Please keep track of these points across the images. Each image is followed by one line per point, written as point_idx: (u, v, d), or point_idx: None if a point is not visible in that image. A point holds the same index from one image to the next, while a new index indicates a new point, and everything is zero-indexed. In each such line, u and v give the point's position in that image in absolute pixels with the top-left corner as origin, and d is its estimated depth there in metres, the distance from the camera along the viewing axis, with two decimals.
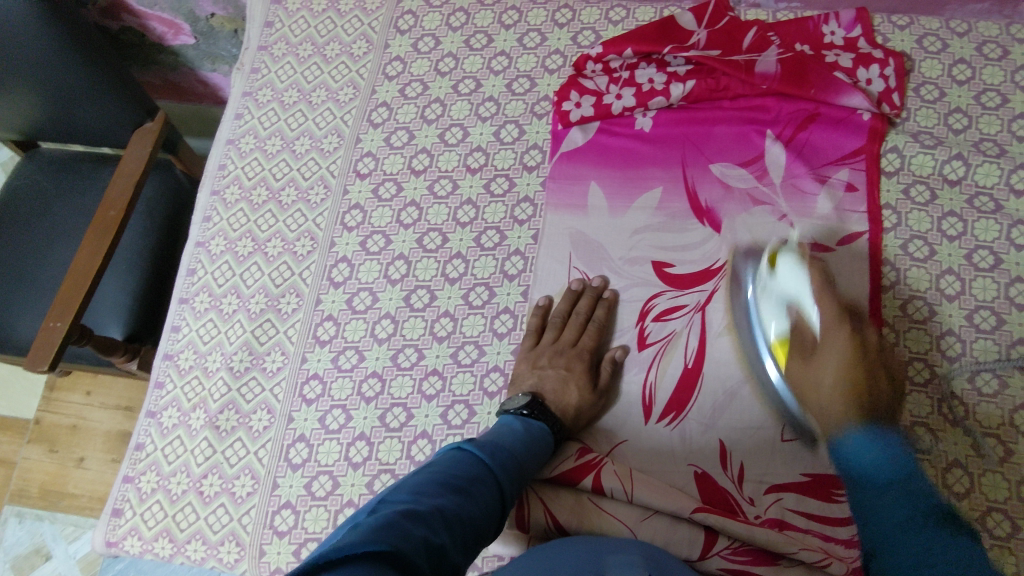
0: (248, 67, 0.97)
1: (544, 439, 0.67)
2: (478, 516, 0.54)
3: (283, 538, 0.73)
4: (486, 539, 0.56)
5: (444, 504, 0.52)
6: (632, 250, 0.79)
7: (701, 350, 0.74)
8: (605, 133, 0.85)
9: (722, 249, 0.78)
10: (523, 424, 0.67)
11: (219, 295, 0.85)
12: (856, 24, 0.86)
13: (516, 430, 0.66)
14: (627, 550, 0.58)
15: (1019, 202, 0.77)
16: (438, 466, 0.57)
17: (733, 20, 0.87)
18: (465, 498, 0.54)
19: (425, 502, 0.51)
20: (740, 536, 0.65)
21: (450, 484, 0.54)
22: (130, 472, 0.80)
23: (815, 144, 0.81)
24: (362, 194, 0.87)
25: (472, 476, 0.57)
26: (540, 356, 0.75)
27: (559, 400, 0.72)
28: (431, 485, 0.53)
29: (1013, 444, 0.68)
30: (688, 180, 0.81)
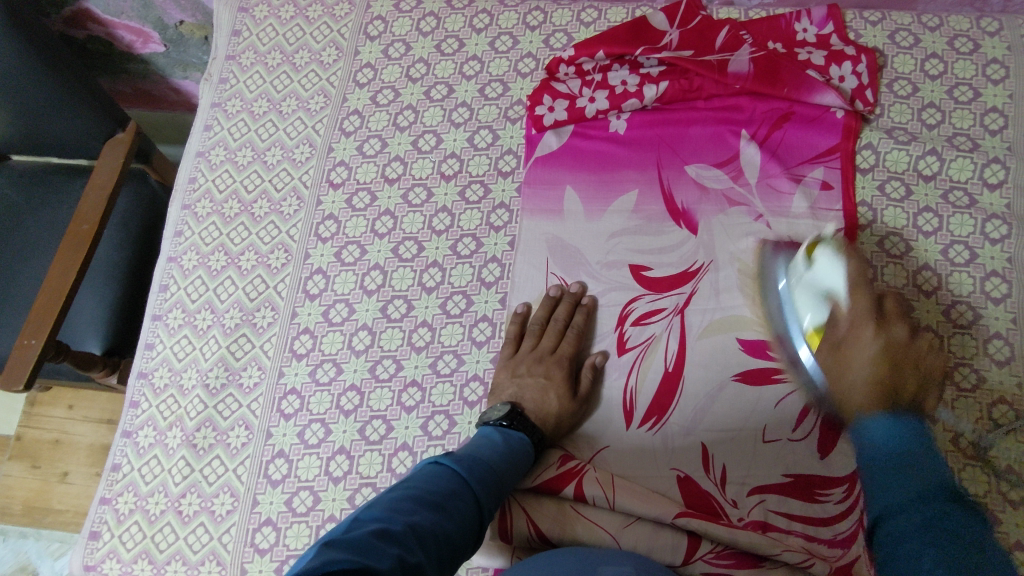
0: (216, 77, 0.95)
1: (524, 449, 0.67)
2: (456, 532, 0.54)
3: (265, 556, 0.72)
4: (465, 555, 0.55)
5: (420, 520, 0.51)
6: (609, 254, 0.79)
7: (681, 354, 0.74)
8: (579, 137, 0.84)
9: (699, 251, 0.77)
10: (503, 435, 0.67)
11: (193, 311, 0.84)
12: (828, 20, 0.85)
13: (496, 441, 0.65)
14: (611, 560, 0.58)
15: (993, 196, 0.77)
16: (415, 482, 0.56)
17: (705, 19, 0.86)
18: (442, 514, 0.54)
19: (401, 520, 0.50)
20: (724, 539, 0.65)
21: (427, 500, 0.54)
22: (106, 494, 0.78)
23: (790, 143, 0.81)
24: (336, 204, 0.86)
25: (449, 491, 0.56)
26: (520, 365, 0.75)
27: (540, 408, 0.71)
28: (407, 502, 0.53)
29: (991, 439, 0.68)
30: (664, 183, 0.81)
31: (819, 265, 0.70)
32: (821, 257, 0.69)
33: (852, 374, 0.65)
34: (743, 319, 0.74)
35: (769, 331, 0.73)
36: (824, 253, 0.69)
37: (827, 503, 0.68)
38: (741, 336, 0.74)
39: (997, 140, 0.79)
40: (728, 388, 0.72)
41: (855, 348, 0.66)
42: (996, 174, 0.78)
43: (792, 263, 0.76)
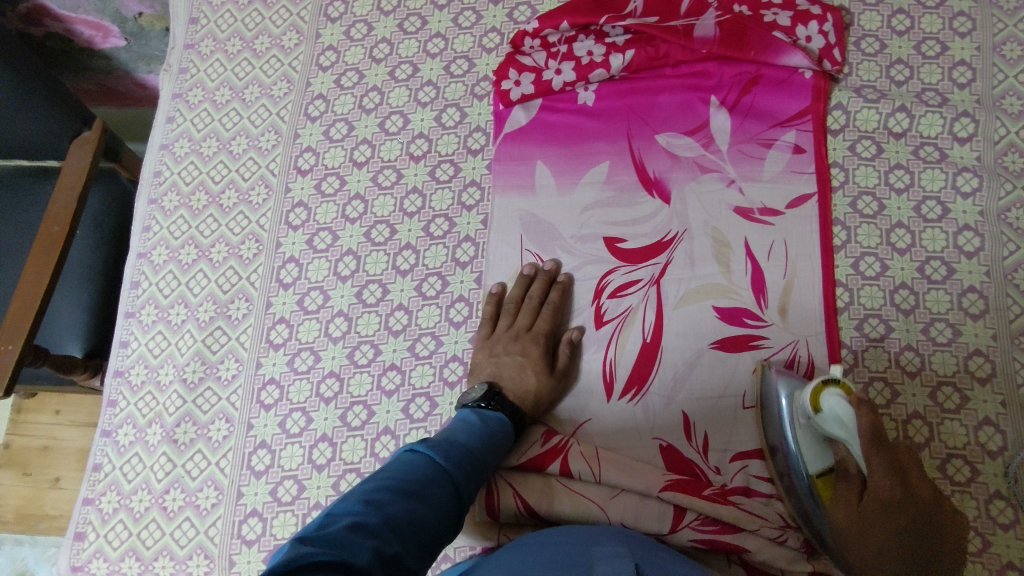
0: (176, 67, 0.93)
1: (502, 430, 0.67)
2: (435, 519, 0.54)
3: (252, 547, 0.72)
4: (445, 540, 0.55)
5: (397, 510, 0.51)
6: (583, 227, 0.78)
7: (658, 324, 0.73)
8: (548, 110, 0.83)
9: (672, 220, 0.77)
10: (480, 418, 0.66)
11: (166, 306, 0.83)
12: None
13: (473, 425, 0.65)
14: (610, 540, 0.57)
15: (963, 150, 0.77)
16: (390, 472, 0.56)
17: None
18: (420, 502, 0.53)
19: (376, 511, 0.50)
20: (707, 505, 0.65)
21: (403, 489, 0.54)
22: (89, 494, 0.77)
23: (760, 108, 0.80)
24: (305, 190, 0.85)
25: (426, 480, 0.56)
26: (498, 345, 0.74)
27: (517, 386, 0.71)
28: (383, 492, 0.52)
29: (967, 390, 0.69)
30: (635, 153, 0.80)
31: (829, 414, 0.61)
32: (828, 404, 0.61)
33: (870, 543, 0.59)
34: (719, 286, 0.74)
35: (744, 295, 0.74)
36: (835, 395, 0.61)
37: None
38: (717, 303, 0.74)
39: (966, 94, 0.79)
40: (707, 356, 0.72)
41: (874, 504, 0.59)
42: (966, 128, 0.78)
43: (766, 228, 0.76)
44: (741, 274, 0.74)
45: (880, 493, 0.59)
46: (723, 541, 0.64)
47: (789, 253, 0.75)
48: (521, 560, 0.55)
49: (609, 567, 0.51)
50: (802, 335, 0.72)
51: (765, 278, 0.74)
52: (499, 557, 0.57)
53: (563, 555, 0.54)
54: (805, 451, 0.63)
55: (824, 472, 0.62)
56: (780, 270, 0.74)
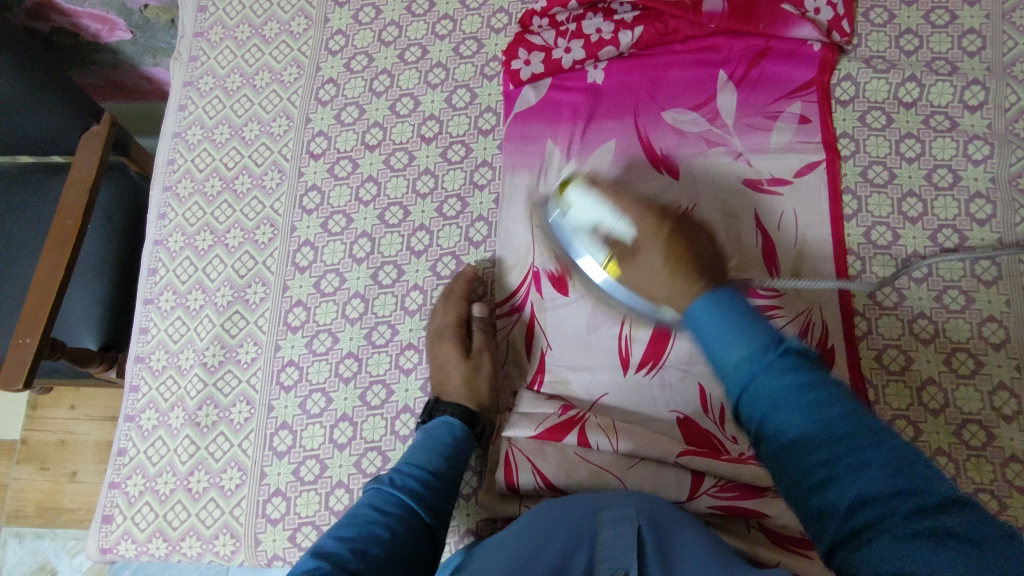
0: (186, 55, 0.94)
1: (452, 436, 0.69)
2: (394, 550, 0.59)
3: (277, 525, 0.74)
4: (416, 567, 0.60)
5: (348, 556, 0.57)
6: None
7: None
8: (557, 90, 0.84)
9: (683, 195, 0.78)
10: (426, 433, 0.70)
11: (184, 292, 0.84)
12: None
13: (421, 444, 0.69)
14: (621, 503, 0.57)
15: (974, 118, 0.77)
16: (350, 517, 0.61)
17: None
18: (371, 542, 0.59)
19: (328, 561, 0.55)
20: (726, 474, 0.66)
21: (352, 534, 0.59)
22: (115, 478, 0.79)
23: (767, 80, 0.80)
24: (318, 174, 0.85)
25: (376, 519, 0.61)
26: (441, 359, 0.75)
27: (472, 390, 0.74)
28: (335, 542, 0.58)
29: (982, 355, 0.70)
30: (643, 130, 0.81)
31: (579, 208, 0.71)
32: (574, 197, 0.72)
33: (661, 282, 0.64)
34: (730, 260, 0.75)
35: (755, 267, 0.74)
36: (575, 186, 0.73)
37: None
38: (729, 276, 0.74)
39: (976, 62, 0.79)
40: None
41: (642, 250, 0.66)
42: (976, 96, 0.78)
43: (776, 198, 0.76)
44: (752, 246, 0.75)
45: (647, 235, 0.67)
46: (741, 507, 0.65)
47: (799, 224, 0.75)
48: (534, 528, 0.56)
49: (614, 534, 0.51)
50: (815, 304, 0.72)
51: (775, 250, 0.75)
52: (512, 527, 0.58)
53: (574, 520, 0.56)
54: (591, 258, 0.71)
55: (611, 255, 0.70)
56: (790, 241, 0.75)
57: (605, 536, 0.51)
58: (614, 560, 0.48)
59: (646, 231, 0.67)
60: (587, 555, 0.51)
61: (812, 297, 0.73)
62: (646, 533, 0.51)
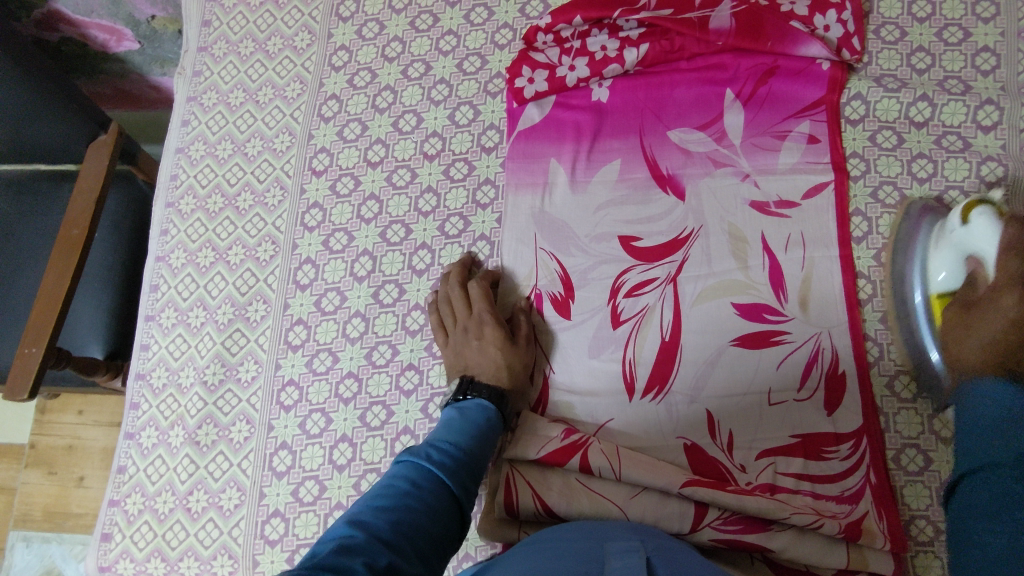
0: (189, 70, 0.93)
1: (485, 418, 0.66)
2: (431, 521, 0.53)
3: (275, 547, 0.73)
4: (451, 541, 0.55)
5: (384, 524, 0.50)
6: (597, 227, 0.78)
7: (676, 322, 0.73)
8: (562, 107, 0.83)
9: (689, 216, 0.76)
10: (458, 414, 0.66)
11: (185, 309, 0.83)
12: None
13: (452, 424, 0.65)
14: (625, 534, 0.56)
15: (987, 139, 0.75)
16: (379, 488, 0.55)
17: None
18: (408, 511, 0.52)
19: (363, 528, 0.49)
20: (730, 505, 0.64)
21: (387, 504, 0.53)
22: (114, 496, 0.78)
23: (775, 100, 0.79)
24: (320, 191, 0.85)
25: (413, 490, 0.55)
26: (466, 355, 0.73)
27: (507, 349, 0.72)
28: (369, 511, 0.51)
29: None
30: (647, 149, 0.80)
31: (974, 226, 0.64)
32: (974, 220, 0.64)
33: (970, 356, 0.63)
34: (734, 286, 0.73)
35: (763, 291, 0.73)
36: (983, 211, 0.64)
37: (837, 460, 0.68)
38: (735, 299, 0.73)
39: (990, 81, 0.77)
40: (726, 353, 0.71)
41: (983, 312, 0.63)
42: (990, 116, 0.76)
43: (783, 221, 0.75)
44: (759, 269, 0.74)
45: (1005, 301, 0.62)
46: (745, 542, 0.63)
47: (807, 247, 0.74)
48: (537, 555, 0.54)
49: (623, 564, 0.49)
50: (825, 328, 0.71)
51: (783, 273, 0.73)
52: (514, 554, 0.56)
53: (576, 548, 0.54)
54: (935, 265, 0.69)
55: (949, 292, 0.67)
56: (797, 265, 0.73)
57: (614, 564, 0.50)
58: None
59: (1001, 294, 0.62)
60: None
61: (821, 321, 0.72)
62: (655, 563, 0.50)
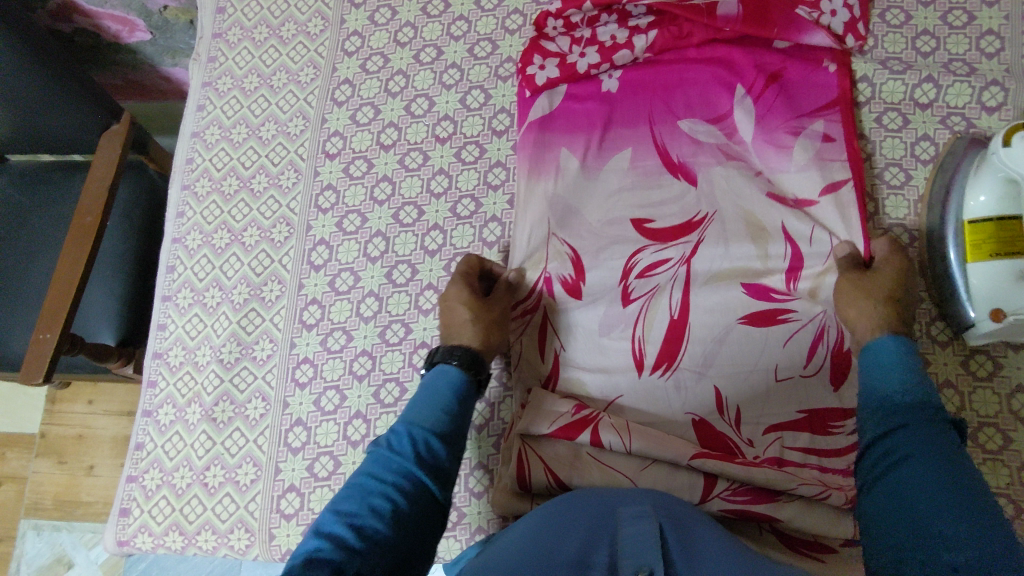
0: (205, 56, 0.95)
1: (459, 387, 0.66)
2: (402, 516, 0.55)
3: (291, 520, 0.75)
4: (430, 527, 0.56)
5: (351, 530, 0.52)
6: (610, 212, 0.79)
7: (686, 305, 0.74)
8: (573, 99, 0.83)
9: (702, 202, 0.77)
10: (432, 384, 0.66)
11: (202, 289, 0.85)
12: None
13: (421, 403, 0.64)
14: (639, 500, 0.56)
15: (991, 119, 0.76)
16: (354, 484, 0.57)
17: None
18: (377, 512, 0.54)
19: (329, 540, 0.50)
20: (739, 477, 0.66)
21: (356, 508, 0.54)
22: (133, 472, 0.80)
23: (787, 91, 0.79)
24: (333, 173, 0.86)
25: (380, 489, 0.56)
26: (453, 325, 0.73)
27: (482, 313, 0.73)
28: (339, 517, 0.53)
29: (1003, 357, 0.70)
30: (658, 138, 0.80)
31: (1017, 150, 0.65)
32: (1017, 144, 0.65)
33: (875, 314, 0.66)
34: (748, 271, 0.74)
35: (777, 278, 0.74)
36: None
37: (842, 434, 0.69)
38: (748, 282, 0.74)
39: (995, 63, 0.78)
40: (735, 331, 0.73)
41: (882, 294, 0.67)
42: (995, 97, 0.77)
43: (798, 214, 0.76)
44: (777, 260, 0.74)
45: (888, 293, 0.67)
46: (754, 512, 0.65)
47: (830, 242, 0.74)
48: (549, 525, 0.54)
49: (636, 531, 0.49)
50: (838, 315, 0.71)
51: (802, 263, 0.73)
52: (527, 522, 0.56)
53: (589, 517, 0.54)
54: (975, 187, 0.69)
55: (989, 217, 0.68)
56: (818, 260, 0.73)
57: (625, 532, 0.49)
58: (641, 553, 0.46)
59: None
60: (609, 553, 0.48)
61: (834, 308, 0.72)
62: (666, 529, 0.50)
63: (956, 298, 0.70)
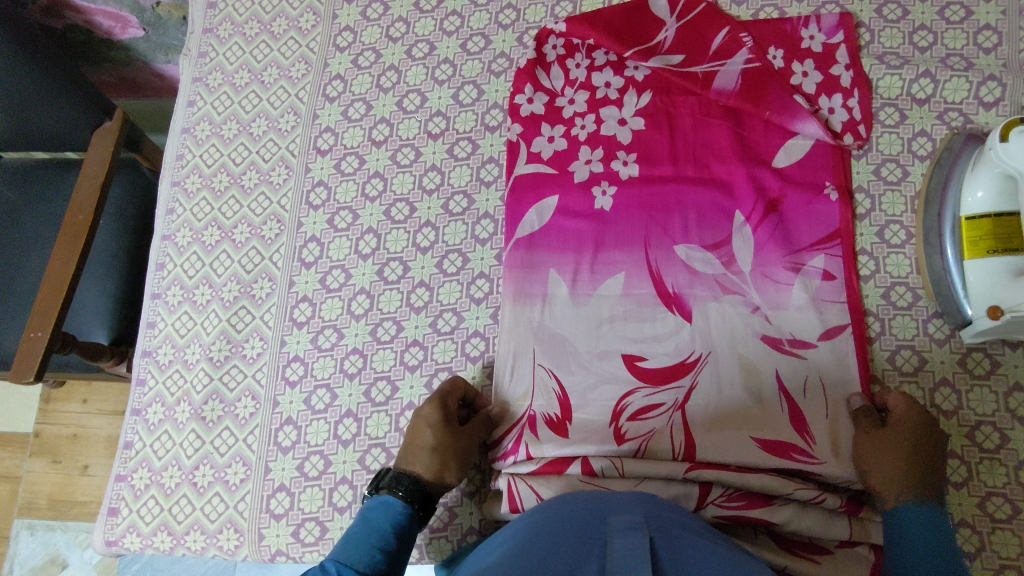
0: (195, 51, 0.94)
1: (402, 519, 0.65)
2: None
3: (280, 520, 0.74)
4: None
5: None
6: (599, 344, 0.73)
7: (690, 450, 0.68)
8: (563, 216, 0.78)
9: (695, 340, 0.72)
10: (370, 515, 0.64)
11: (191, 287, 0.84)
12: (838, 29, 0.80)
13: (354, 535, 0.63)
14: (632, 509, 0.54)
15: (989, 115, 0.75)
16: None
17: (710, 10, 0.82)
18: None
19: None
20: (734, 483, 0.65)
21: None
22: (121, 471, 0.79)
23: (788, 220, 0.74)
24: (325, 170, 0.85)
25: None
26: (417, 456, 0.68)
27: (450, 446, 0.68)
28: None
29: (1001, 354, 0.69)
30: (652, 265, 0.75)
31: (1014, 145, 0.63)
32: (1015, 139, 0.63)
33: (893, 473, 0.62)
34: (747, 417, 0.69)
35: (784, 427, 0.68)
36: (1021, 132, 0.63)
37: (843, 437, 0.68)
38: (756, 434, 0.68)
39: (992, 59, 0.77)
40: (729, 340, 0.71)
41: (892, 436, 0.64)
42: (992, 92, 0.76)
43: (798, 362, 0.70)
44: (778, 409, 0.69)
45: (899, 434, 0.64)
46: (749, 516, 0.64)
47: (827, 392, 0.69)
48: (539, 532, 0.53)
49: (627, 542, 0.48)
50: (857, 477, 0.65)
51: (805, 416, 0.68)
52: (518, 528, 0.56)
53: (579, 526, 0.52)
54: (972, 182, 0.68)
55: (988, 213, 0.67)
56: (821, 408, 0.68)
57: (616, 544, 0.48)
58: (634, 565, 0.45)
59: None
60: (598, 565, 0.46)
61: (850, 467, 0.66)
62: (658, 543, 0.48)
63: (953, 295, 0.69)
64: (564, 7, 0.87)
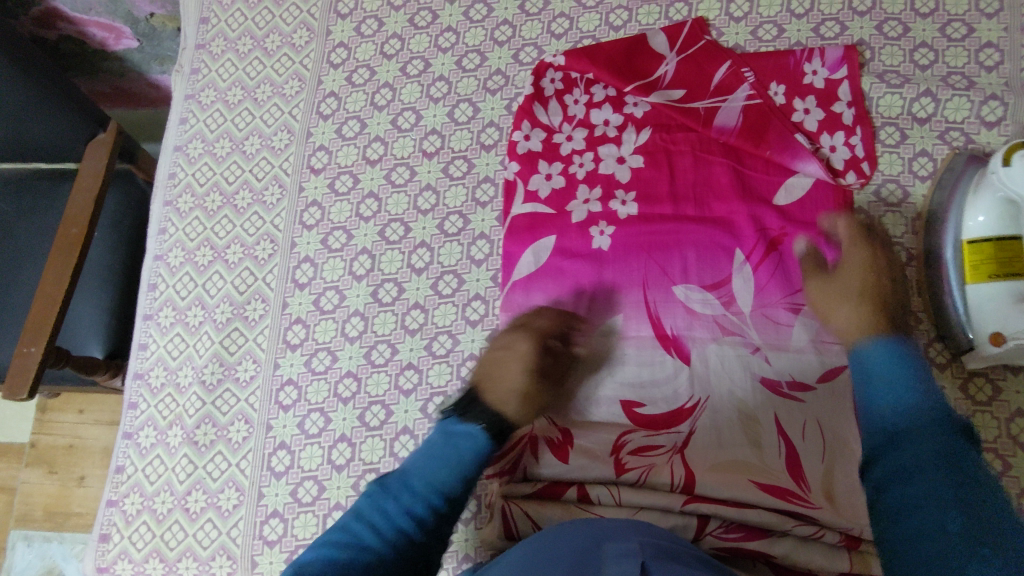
0: (187, 68, 0.93)
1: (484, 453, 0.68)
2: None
3: (274, 547, 0.73)
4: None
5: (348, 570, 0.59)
6: (598, 389, 0.73)
7: (689, 484, 0.66)
8: (560, 255, 0.77)
9: (694, 385, 0.71)
10: (454, 441, 0.68)
11: (184, 308, 0.83)
12: (842, 63, 0.78)
13: (439, 458, 0.67)
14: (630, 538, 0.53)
15: (991, 135, 0.74)
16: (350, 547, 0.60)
17: (709, 45, 0.81)
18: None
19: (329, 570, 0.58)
20: (732, 517, 0.65)
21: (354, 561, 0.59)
22: (112, 496, 0.78)
23: (790, 261, 0.73)
24: (318, 189, 0.84)
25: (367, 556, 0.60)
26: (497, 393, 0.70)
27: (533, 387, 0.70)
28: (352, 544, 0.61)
29: (1003, 380, 0.68)
30: (651, 306, 0.74)
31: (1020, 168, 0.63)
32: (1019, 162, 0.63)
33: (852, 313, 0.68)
34: (744, 462, 0.67)
35: (779, 472, 0.66)
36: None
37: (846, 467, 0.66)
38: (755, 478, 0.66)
39: (994, 77, 0.76)
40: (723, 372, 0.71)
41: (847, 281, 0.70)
42: (994, 112, 0.75)
43: (797, 405, 0.69)
44: (774, 455, 0.67)
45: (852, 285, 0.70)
46: (748, 548, 0.64)
47: (827, 436, 0.68)
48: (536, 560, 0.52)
49: None
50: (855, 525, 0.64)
51: (803, 463, 0.67)
52: (515, 555, 0.55)
53: (575, 554, 0.51)
54: (973, 206, 0.68)
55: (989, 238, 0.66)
56: (819, 452, 0.67)
57: None
58: None
59: None
60: None
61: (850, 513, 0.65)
62: None
63: (954, 319, 0.68)
64: (560, 23, 0.86)
